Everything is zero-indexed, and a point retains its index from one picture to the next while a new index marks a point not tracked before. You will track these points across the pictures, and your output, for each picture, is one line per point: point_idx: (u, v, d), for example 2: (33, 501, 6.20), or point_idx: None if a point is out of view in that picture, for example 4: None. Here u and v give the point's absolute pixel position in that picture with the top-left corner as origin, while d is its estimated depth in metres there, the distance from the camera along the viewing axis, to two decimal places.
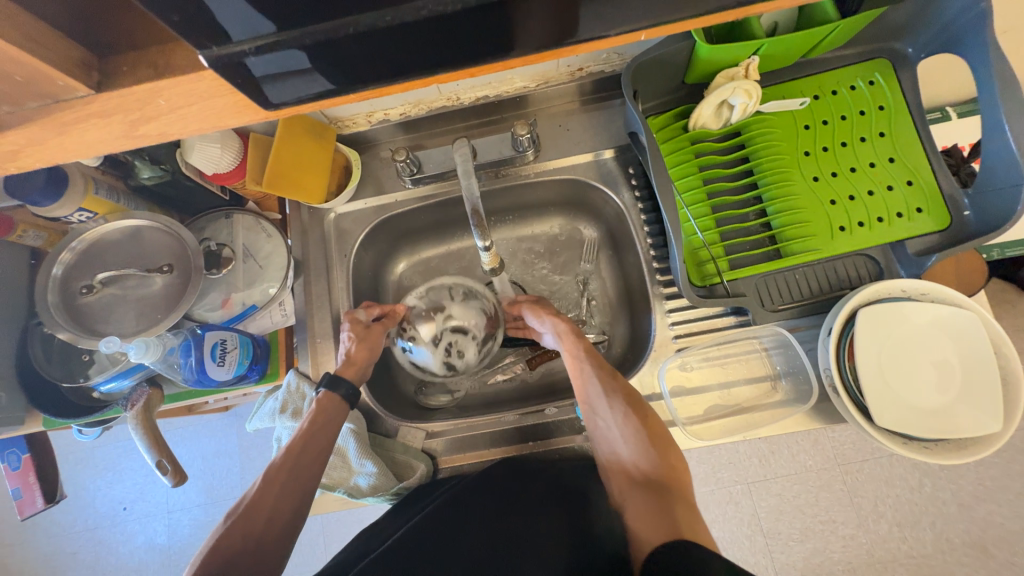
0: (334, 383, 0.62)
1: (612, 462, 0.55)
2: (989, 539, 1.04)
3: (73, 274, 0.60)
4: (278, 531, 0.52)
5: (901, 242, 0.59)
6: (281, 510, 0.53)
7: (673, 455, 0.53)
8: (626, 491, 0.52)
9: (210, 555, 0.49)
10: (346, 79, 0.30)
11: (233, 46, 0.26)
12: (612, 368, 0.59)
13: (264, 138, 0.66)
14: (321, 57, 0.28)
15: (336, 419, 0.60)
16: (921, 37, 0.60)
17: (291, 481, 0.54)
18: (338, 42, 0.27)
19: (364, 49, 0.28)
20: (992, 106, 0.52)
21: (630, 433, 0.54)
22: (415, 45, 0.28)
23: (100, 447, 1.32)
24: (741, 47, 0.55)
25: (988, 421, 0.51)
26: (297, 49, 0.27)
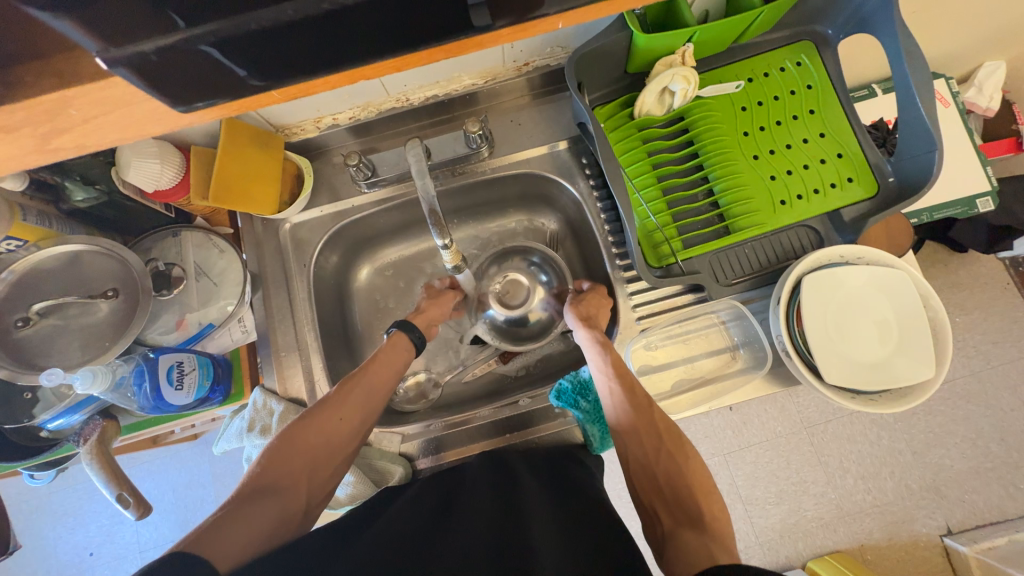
0: (406, 327, 0.69)
1: (651, 495, 0.55)
2: (941, 480, 1.13)
3: (4, 307, 0.56)
4: (346, 435, 0.58)
5: (836, 211, 0.63)
6: (351, 419, 0.59)
7: (717, 505, 0.53)
8: (670, 532, 0.51)
9: (288, 446, 0.54)
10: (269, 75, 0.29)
11: (132, 48, 0.24)
12: (644, 392, 0.60)
13: (206, 151, 0.64)
14: (231, 53, 0.27)
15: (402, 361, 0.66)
16: (838, 20, 0.64)
17: (362, 401, 0.60)
18: (242, 38, 0.26)
19: (286, 43, 0.27)
20: (903, 79, 0.56)
21: (670, 464, 0.55)
22: (341, 37, 0.28)
23: (57, 492, 1.23)
24: (674, 36, 0.58)
25: (924, 367, 0.56)
26: (202, 46, 0.25)
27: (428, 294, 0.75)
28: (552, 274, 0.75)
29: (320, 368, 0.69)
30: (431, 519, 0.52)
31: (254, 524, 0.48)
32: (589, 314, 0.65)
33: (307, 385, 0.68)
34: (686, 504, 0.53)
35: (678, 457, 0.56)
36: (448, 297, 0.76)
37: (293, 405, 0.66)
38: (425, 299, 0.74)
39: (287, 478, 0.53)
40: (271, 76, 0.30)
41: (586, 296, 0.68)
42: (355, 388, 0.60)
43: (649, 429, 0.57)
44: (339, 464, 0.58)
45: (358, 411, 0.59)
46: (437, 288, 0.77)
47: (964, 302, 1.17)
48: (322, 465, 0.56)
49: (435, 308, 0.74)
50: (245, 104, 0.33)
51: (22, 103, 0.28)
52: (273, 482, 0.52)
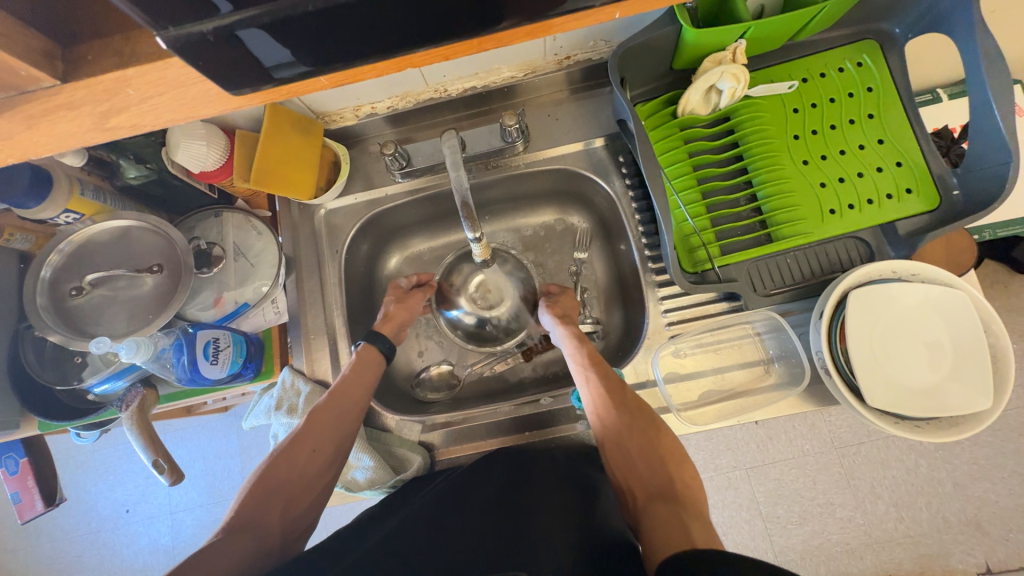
0: (372, 337, 0.67)
1: (626, 474, 0.53)
2: (984, 517, 1.05)
3: (62, 276, 0.59)
4: (322, 464, 0.57)
5: (891, 224, 0.59)
6: (322, 449, 0.58)
7: (689, 473, 0.52)
8: (644, 506, 0.50)
9: (266, 476, 0.55)
10: (320, 54, 0.29)
11: (208, 22, 0.25)
12: (618, 378, 0.59)
13: (249, 136, 0.65)
14: (283, 35, 0.27)
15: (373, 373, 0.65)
16: (908, 18, 0.59)
17: (332, 425, 0.59)
18: (293, 20, 0.26)
19: (339, 27, 0.27)
20: (980, 84, 0.52)
21: (644, 443, 0.53)
22: (391, 20, 0.28)
23: (100, 451, 1.32)
24: (727, 31, 0.55)
25: (979, 397, 0.52)
26: (256, 28, 0.26)
27: (392, 296, 0.73)
28: (527, 278, 0.76)
29: (346, 352, 0.70)
30: (446, 515, 0.52)
31: (233, 557, 0.48)
32: (565, 313, 0.69)
33: (333, 368, 0.69)
34: (663, 483, 0.51)
35: (651, 433, 0.54)
36: (416, 299, 0.74)
37: (318, 387, 0.67)
38: (392, 302, 0.72)
39: (261, 515, 0.52)
40: (318, 57, 0.30)
41: (557, 299, 0.71)
42: (324, 414, 0.59)
43: (624, 415, 0.55)
44: (318, 491, 0.57)
45: (333, 428, 0.59)
46: (404, 287, 0.75)
47: None
48: (301, 491, 0.56)
49: (404, 312, 0.72)
50: (294, 89, 0.33)
51: (86, 80, 0.29)
52: (247, 521, 0.51)
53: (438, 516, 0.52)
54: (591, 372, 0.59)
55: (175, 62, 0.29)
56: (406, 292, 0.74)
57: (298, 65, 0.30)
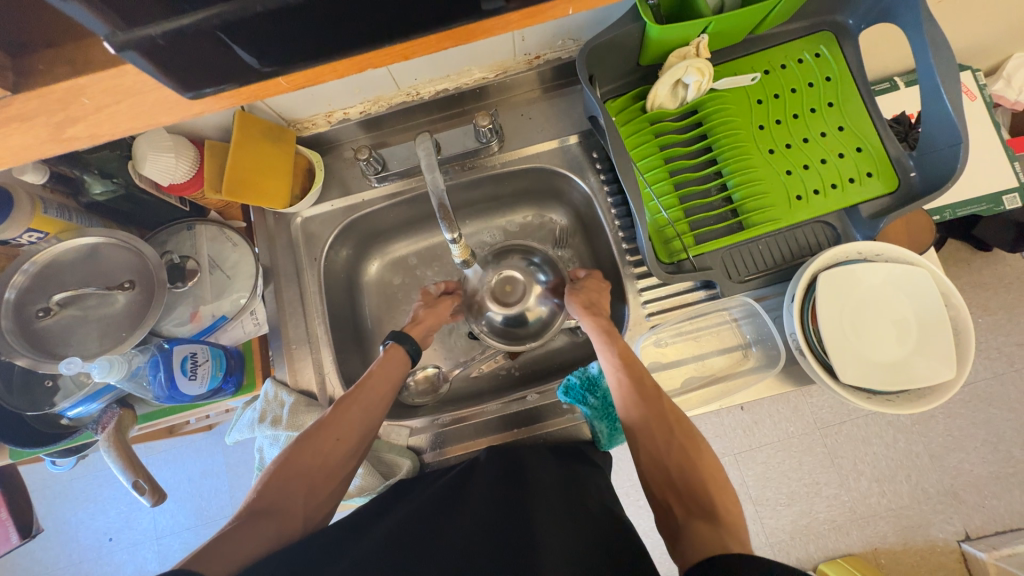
0: (401, 338, 0.67)
1: (662, 488, 0.53)
2: (960, 485, 1.10)
3: (27, 297, 0.57)
4: (346, 453, 0.57)
5: (854, 207, 0.62)
6: (348, 438, 0.58)
7: (731, 500, 0.51)
8: (684, 524, 0.50)
9: (290, 459, 0.55)
10: (278, 54, 0.29)
11: (141, 32, 0.24)
12: (654, 383, 0.58)
13: (220, 144, 0.65)
14: (238, 36, 0.27)
15: (398, 369, 0.65)
16: (859, 9, 0.62)
17: (358, 422, 0.59)
18: (249, 20, 0.26)
19: (298, 27, 0.27)
20: (927, 69, 0.55)
21: (684, 461, 0.53)
22: (351, 18, 0.28)
23: (79, 479, 1.27)
24: (689, 27, 0.56)
25: (944, 367, 0.54)
26: (209, 30, 0.26)
27: (424, 301, 0.75)
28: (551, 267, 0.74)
29: (330, 360, 0.69)
30: (439, 515, 0.52)
31: (255, 541, 0.48)
32: (590, 301, 0.67)
33: (317, 377, 0.68)
34: (702, 501, 0.50)
35: (691, 450, 0.54)
36: (445, 305, 0.75)
37: (303, 397, 0.67)
38: (421, 307, 0.74)
39: (285, 497, 0.53)
40: (278, 58, 0.30)
41: (584, 286, 0.69)
42: (352, 405, 0.59)
43: (660, 425, 0.55)
44: (340, 479, 0.57)
45: (358, 419, 0.59)
46: (433, 294, 0.76)
47: (988, 302, 1.13)
48: (324, 478, 0.56)
49: (432, 317, 0.74)
50: (255, 91, 0.33)
51: (36, 90, 0.28)
52: (271, 502, 0.52)
53: (431, 516, 0.52)
54: (621, 373, 0.59)
55: (130, 69, 0.28)
56: (436, 298, 0.76)
57: (257, 66, 0.30)
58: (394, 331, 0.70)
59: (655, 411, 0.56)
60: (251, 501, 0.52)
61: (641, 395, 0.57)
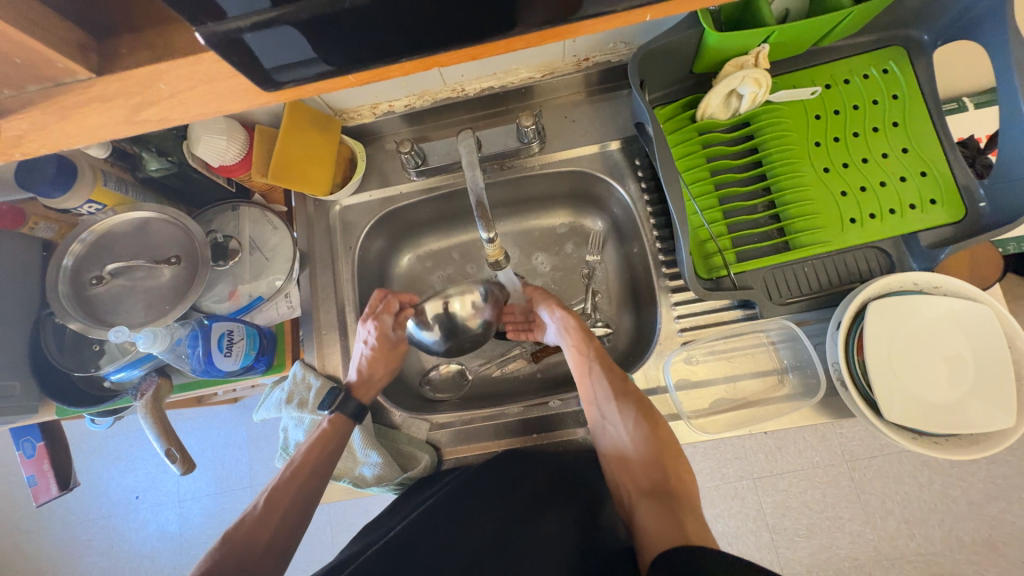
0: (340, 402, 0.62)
1: (620, 471, 0.57)
2: (999, 537, 1.03)
3: (83, 265, 0.60)
4: (281, 543, 0.55)
5: (913, 235, 0.58)
6: (282, 528, 0.55)
7: (683, 467, 0.55)
8: (636, 500, 0.54)
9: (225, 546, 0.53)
10: (351, 52, 0.30)
11: (227, 24, 0.25)
12: (622, 371, 0.60)
13: (268, 130, 0.66)
14: (312, 34, 0.27)
15: (337, 447, 0.61)
16: (938, 24, 0.58)
17: (296, 507, 0.57)
18: (326, 17, 0.26)
19: (371, 26, 0.28)
20: (1010, 94, 0.51)
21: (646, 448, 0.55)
22: (423, 18, 0.28)
23: (113, 437, 1.35)
24: (749, 35, 0.54)
25: (1000, 415, 0.50)
26: (287, 26, 0.26)
27: (378, 353, 0.66)
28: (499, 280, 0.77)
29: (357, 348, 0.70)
30: (450, 518, 0.52)
31: None
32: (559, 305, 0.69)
33: (344, 364, 0.69)
34: (656, 479, 0.54)
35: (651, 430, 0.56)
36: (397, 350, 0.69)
37: (329, 382, 0.68)
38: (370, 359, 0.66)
39: None
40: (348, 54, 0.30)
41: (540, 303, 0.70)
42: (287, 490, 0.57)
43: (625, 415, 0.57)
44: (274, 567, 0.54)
45: (294, 504, 0.57)
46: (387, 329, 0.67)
47: None
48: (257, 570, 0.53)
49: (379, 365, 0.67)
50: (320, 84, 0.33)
51: (117, 73, 0.30)
52: None
53: (437, 521, 0.52)
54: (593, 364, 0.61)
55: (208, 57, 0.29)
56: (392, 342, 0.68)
57: (325, 65, 0.30)
58: (333, 390, 0.63)
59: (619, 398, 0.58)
60: None
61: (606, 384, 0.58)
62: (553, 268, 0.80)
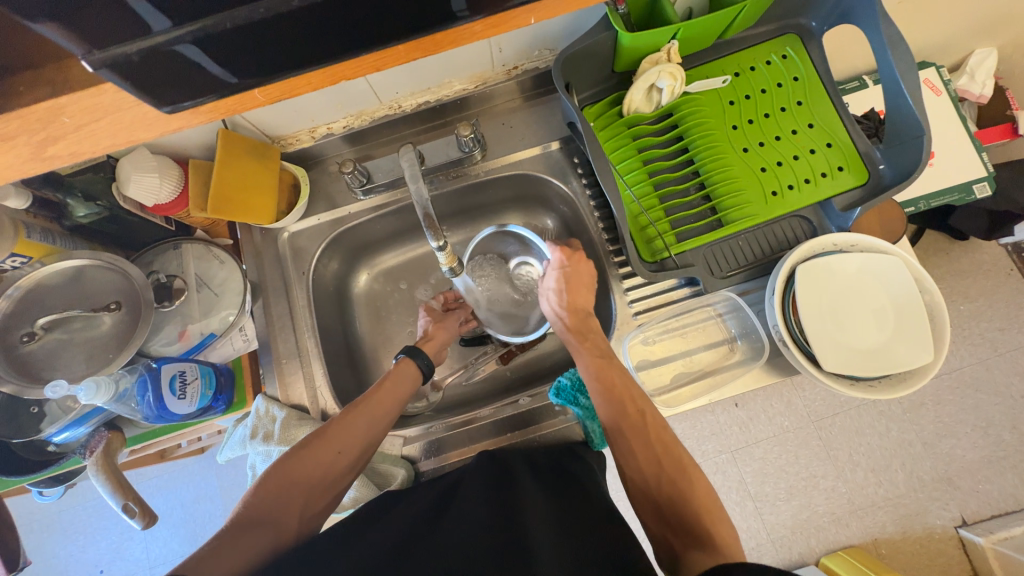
0: (412, 352, 0.68)
1: (659, 524, 0.52)
2: (954, 472, 1.11)
3: (11, 322, 0.57)
4: (345, 466, 0.57)
5: (827, 200, 0.64)
6: (349, 450, 0.57)
7: (726, 529, 0.49)
8: (680, 554, 0.48)
9: (292, 458, 0.55)
10: (256, 67, 0.30)
11: (114, 49, 0.25)
12: (641, 405, 0.57)
13: (203, 164, 0.65)
14: (211, 51, 0.28)
15: (409, 385, 0.65)
16: (821, 12, 0.65)
17: (367, 430, 0.59)
18: (224, 36, 0.27)
19: (272, 38, 0.28)
20: (887, 66, 0.57)
21: (676, 491, 0.52)
22: (325, 30, 0.29)
23: (67, 511, 1.24)
24: (658, 34, 0.58)
25: (921, 352, 0.56)
26: (189, 44, 0.27)
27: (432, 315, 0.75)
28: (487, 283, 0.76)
29: (321, 373, 0.69)
30: (432, 525, 0.52)
31: (243, 554, 0.47)
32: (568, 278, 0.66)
33: (308, 392, 0.68)
34: (696, 530, 0.49)
35: (681, 476, 0.53)
36: (452, 318, 0.76)
37: (295, 411, 0.66)
38: (431, 323, 0.74)
39: (280, 508, 0.52)
40: (252, 71, 0.31)
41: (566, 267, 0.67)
42: (359, 416, 0.59)
43: (649, 453, 0.54)
44: (337, 482, 0.57)
45: (366, 425, 0.59)
46: (438, 310, 0.77)
47: (968, 289, 1.16)
48: (318, 488, 0.55)
49: (443, 331, 0.74)
50: (233, 105, 0.34)
51: (17, 111, 0.29)
52: (265, 511, 0.51)
53: (421, 535, 0.51)
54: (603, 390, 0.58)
55: (110, 87, 0.29)
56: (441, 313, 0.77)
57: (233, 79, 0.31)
58: (408, 347, 0.70)
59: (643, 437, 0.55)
60: (248, 500, 0.52)
61: (626, 430, 0.55)
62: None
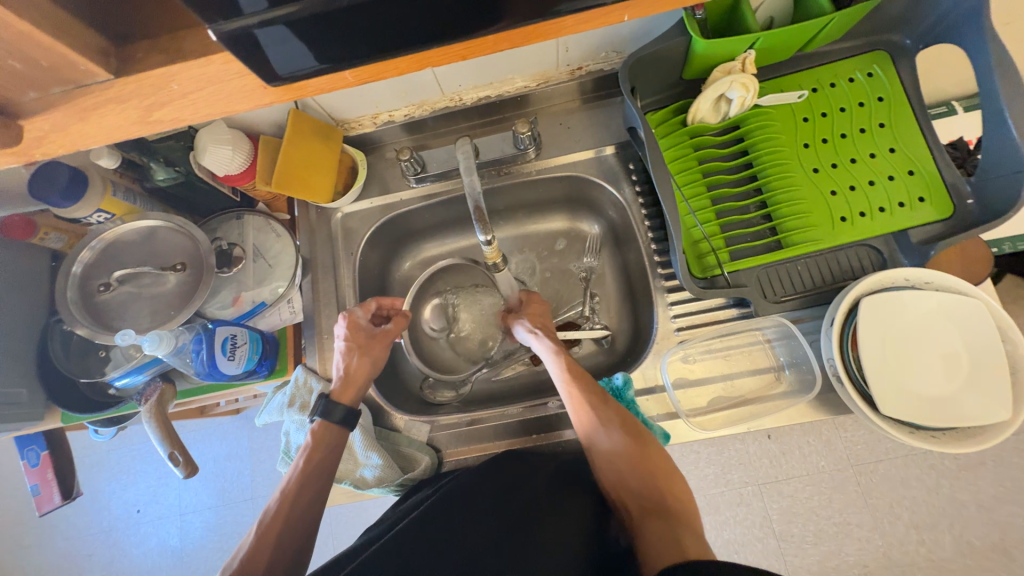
0: (327, 411, 0.60)
1: (619, 491, 0.55)
2: (1011, 542, 1.01)
3: (91, 273, 0.62)
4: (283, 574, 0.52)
5: (903, 232, 0.59)
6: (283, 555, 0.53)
7: (678, 486, 0.53)
8: (639, 518, 0.52)
9: None
10: (348, 52, 0.31)
11: (233, 24, 0.27)
12: (602, 392, 0.58)
13: (272, 140, 0.68)
14: (311, 32, 0.29)
15: (332, 453, 0.60)
16: (918, 29, 0.60)
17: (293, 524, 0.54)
18: (326, 17, 0.28)
19: (368, 24, 0.29)
20: (992, 92, 0.52)
21: (635, 463, 0.54)
22: (418, 19, 0.29)
23: (115, 450, 1.35)
24: (735, 42, 0.56)
25: (996, 408, 0.51)
26: (282, 25, 0.28)
27: (353, 342, 0.64)
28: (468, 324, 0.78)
29: None
30: (453, 514, 0.53)
31: None
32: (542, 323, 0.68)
33: None
34: (654, 498, 0.52)
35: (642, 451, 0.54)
36: (380, 339, 0.66)
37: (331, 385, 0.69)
38: (352, 355, 0.64)
39: None
40: (344, 57, 0.32)
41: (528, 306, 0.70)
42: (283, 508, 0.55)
43: (612, 432, 0.55)
44: None
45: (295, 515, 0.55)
46: (364, 326, 0.66)
47: None
48: None
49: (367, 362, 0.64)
50: (321, 84, 0.34)
51: (134, 76, 0.31)
52: None
53: (443, 523, 0.52)
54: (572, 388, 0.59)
55: (217, 59, 0.31)
56: (368, 332, 0.66)
57: (317, 63, 0.32)
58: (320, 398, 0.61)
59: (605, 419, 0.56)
60: None
61: (592, 412, 0.56)
62: (550, 272, 0.81)
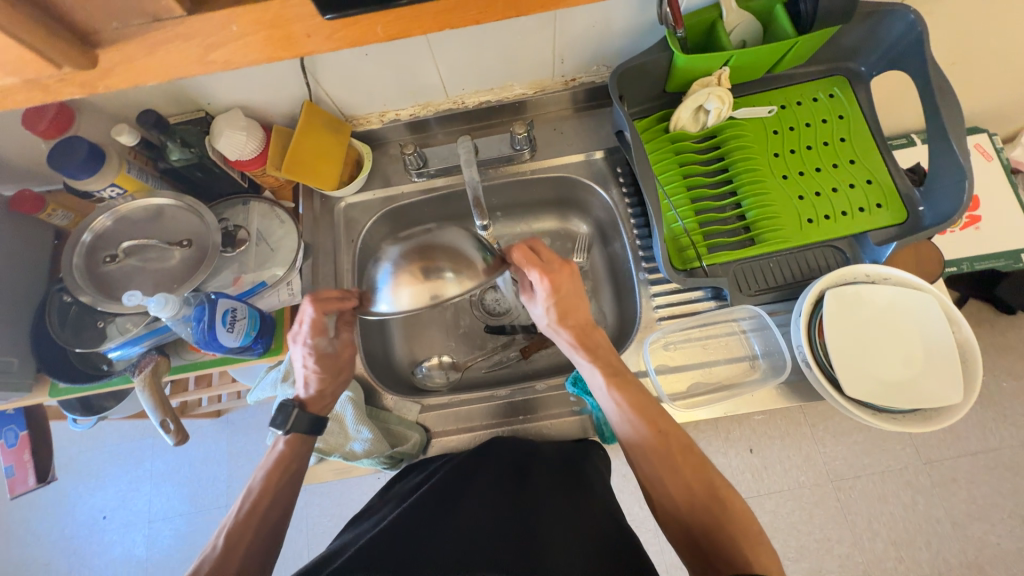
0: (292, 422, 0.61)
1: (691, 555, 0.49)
2: (985, 559, 1.03)
3: (99, 242, 0.65)
4: None
5: (863, 233, 0.65)
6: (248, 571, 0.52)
7: (764, 550, 0.47)
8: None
9: None
10: None
11: None
12: (663, 428, 0.56)
13: (285, 130, 0.72)
14: None
15: (298, 464, 0.60)
16: (871, 58, 0.68)
17: (261, 539, 0.54)
18: None
19: None
20: (934, 111, 0.59)
21: (705, 513, 0.50)
22: None
23: (89, 452, 1.31)
24: (712, 58, 0.63)
25: (950, 391, 0.55)
26: None
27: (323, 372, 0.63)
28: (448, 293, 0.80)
29: None
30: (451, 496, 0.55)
31: None
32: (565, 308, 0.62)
33: None
34: (734, 558, 0.45)
35: (713, 501, 0.51)
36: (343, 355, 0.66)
37: None
38: (320, 377, 0.63)
39: None
40: None
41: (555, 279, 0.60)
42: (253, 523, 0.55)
43: (671, 471, 0.53)
44: None
45: (266, 527, 0.55)
46: (327, 350, 0.64)
47: (1013, 366, 1.12)
48: None
49: (334, 379, 0.65)
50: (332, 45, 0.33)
51: None
52: None
53: (438, 502, 0.54)
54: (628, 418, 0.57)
55: None
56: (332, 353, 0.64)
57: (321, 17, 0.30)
58: (283, 416, 0.61)
59: (666, 459, 0.54)
60: None
61: (651, 452, 0.54)
62: None
